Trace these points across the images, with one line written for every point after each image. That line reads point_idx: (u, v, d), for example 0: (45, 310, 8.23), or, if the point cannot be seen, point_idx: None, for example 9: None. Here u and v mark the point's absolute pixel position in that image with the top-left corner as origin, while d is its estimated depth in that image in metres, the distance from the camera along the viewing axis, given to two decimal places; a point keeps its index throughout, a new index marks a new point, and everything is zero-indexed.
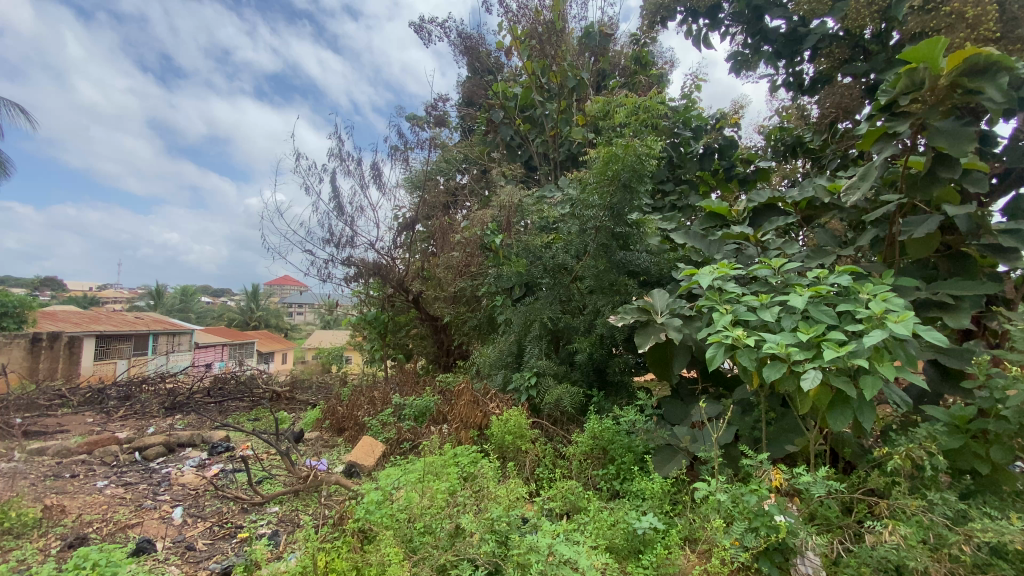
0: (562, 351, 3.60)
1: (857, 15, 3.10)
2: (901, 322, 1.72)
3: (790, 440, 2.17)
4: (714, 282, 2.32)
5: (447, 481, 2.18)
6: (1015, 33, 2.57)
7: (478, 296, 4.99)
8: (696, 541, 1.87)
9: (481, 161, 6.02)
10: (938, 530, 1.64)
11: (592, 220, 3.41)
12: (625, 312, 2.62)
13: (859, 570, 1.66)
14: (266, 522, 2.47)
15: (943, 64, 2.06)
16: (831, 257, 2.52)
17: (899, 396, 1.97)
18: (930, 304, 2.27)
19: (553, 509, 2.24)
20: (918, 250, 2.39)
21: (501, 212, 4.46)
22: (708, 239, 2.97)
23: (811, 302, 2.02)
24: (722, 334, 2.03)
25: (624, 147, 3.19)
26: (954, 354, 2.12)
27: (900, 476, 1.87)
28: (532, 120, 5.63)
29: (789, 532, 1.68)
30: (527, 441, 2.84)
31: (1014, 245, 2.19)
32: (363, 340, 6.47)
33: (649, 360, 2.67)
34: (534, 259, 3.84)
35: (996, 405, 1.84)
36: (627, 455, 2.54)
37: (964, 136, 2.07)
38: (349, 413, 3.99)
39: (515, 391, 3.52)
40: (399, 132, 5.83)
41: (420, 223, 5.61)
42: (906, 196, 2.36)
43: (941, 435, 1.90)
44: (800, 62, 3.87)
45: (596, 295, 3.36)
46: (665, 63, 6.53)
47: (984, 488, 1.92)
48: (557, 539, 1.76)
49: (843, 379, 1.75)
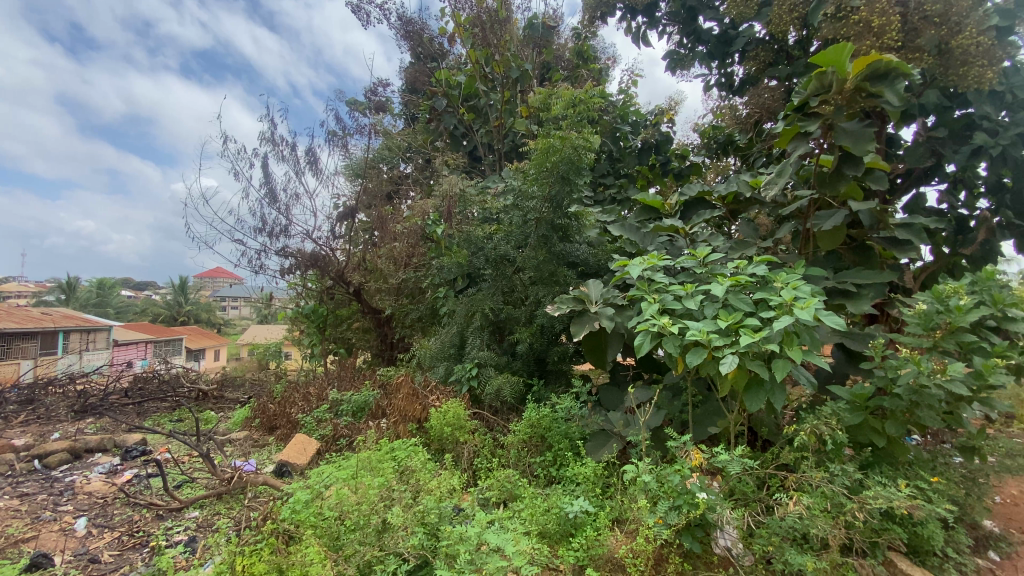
0: (504, 342, 3.61)
1: (779, 20, 3.27)
2: (807, 308, 1.85)
3: (713, 422, 2.29)
4: (645, 272, 2.41)
5: (379, 476, 2.13)
6: (915, 43, 2.79)
7: (421, 288, 4.88)
8: (624, 522, 1.92)
9: (425, 150, 5.91)
10: (837, 499, 1.80)
11: (532, 211, 3.43)
12: (561, 302, 2.66)
13: (771, 541, 1.77)
14: (183, 529, 2.32)
15: (849, 69, 2.24)
16: (752, 248, 2.67)
17: (809, 378, 2.09)
18: (836, 292, 2.46)
19: (489, 498, 2.27)
20: (827, 243, 2.59)
21: (442, 202, 4.37)
22: (641, 231, 3.07)
23: (731, 291, 2.14)
24: (649, 323, 2.11)
25: (561, 139, 3.24)
26: (857, 338, 2.30)
27: (808, 451, 2.01)
28: (475, 109, 5.57)
29: (709, 508, 1.75)
30: (466, 432, 2.82)
31: (908, 238, 2.48)
32: (300, 335, 6.17)
33: (583, 349, 2.72)
34: (475, 250, 3.78)
35: (890, 384, 2.06)
36: (563, 441, 2.61)
37: (866, 136, 2.26)
38: (281, 410, 3.82)
39: (456, 382, 3.48)
40: (337, 117, 5.59)
41: (361, 213, 5.43)
42: (818, 191, 2.54)
43: (844, 413, 2.09)
44: (730, 64, 4.06)
45: (537, 287, 3.39)
46: (608, 59, 6.68)
47: (881, 459, 2.15)
48: (489, 528, 1.77)
49: (759, 363, 1.86)
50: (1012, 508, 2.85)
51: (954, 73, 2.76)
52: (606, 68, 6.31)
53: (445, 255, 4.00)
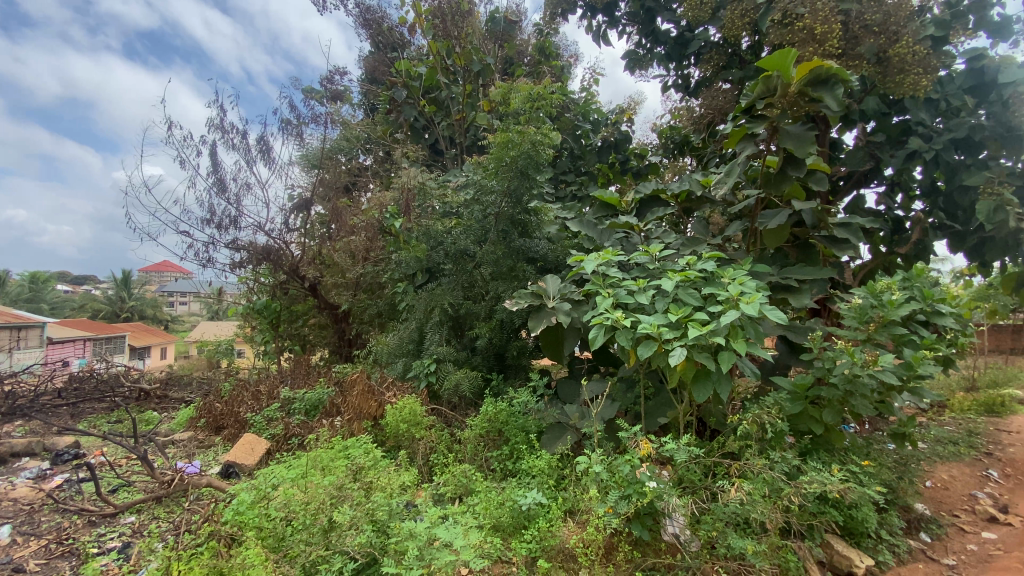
0: (464, 337, 3.58)
1: (732, 25, 3.37)
2: (751, 302, 1.93)
3: (664, 413, 2.36)
4: (600, 268, 2.44)
5: (329, 474, 2.08)
6: (855, 51, 2.93)
7: (380, 283, 4.77)
8: (577, 512, 1.95)
9: (383, 143, 5.70)
10: (777, 484, 1.88)
11: (492, 206, 3.42)
12: (519, 297, 2.67)
13: (715, 526, 1.84)
14: (118, 535, 2.19)
15: (793, 74, 2.34)
16: (703, 245, 2.76)
17: (754, 369, 2.19)
18: (780, 287, 2.58)
19: (444, 494, 2.26)
20: (772, 240, 2.70)
21: (400, 194, 4.30)
22: (599, 227, 3.10)
23: (682, 286, 2.20)
24: (603, 317, 2.14)
25: (520, 134, 3.24)
26: (799, 331, 2.42)
27: (752, 439, 2.10)
28: (437, 102, 5.48)
29: (657, 496, 1.80)
30: (422, 428, 2.78)
31: (845, 237, 2.61)
32: (252, 331, 5.93)
33: (541, 343, 2.74)
34: (434, 244, 3.70)
35: (827, 374, 2.17)
36: (520, 434, 2.62)
37: (808, 139, 2.37)
38: (229, 409, 3.66)
39: (414, 378, 3.43)
40: (291, 104, 5.37)
41: (317, 205, 5.25)
42: (764, 191, 2.65)
43: (786, 403, 2.19)
44: (686, 66, 4.17)
45: (497, 282, 3.38)
46: (570, 56, 6.73)
47: (819, 445, 2.27)
48: (440, 523, 1.77)
49: (706, 354, 1.93)
50: (939, 491, 3.06)
51: (891, 81, 2.92)
52: (568, 65, 6.35)
53: (403, 249, 3.92)
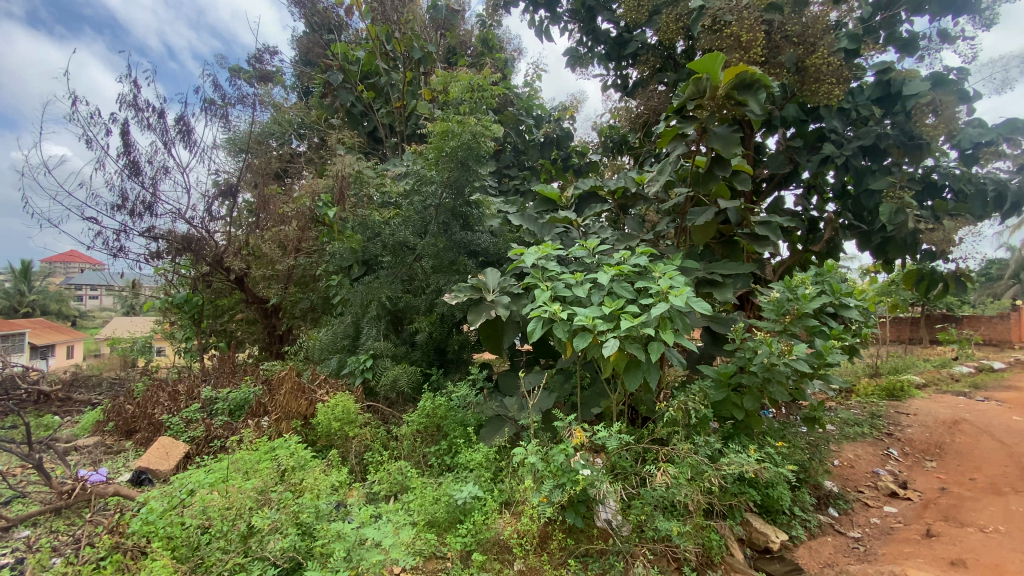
0: (403, 332, 3.50)
1: (667, 28, 3.48)
2: (679, 295, 2.02)
3: (598, 403, 2.42)
4: (539, 261, 2.46)
5: (253, 477, 1.98)
6: (777, 59, 3.12)
7: (314, 276, 4.55)
8: (512, 504, 1.95)
9: (318, 128, 5.46)
10: (700, 467, 1.99)
11: (432, 197, 3.34)
12: (458, 290, 2.63)
13: (644, 510, 1.91)
14: (4, 553, 1.95)
15: (721, 77, 2.44)
16: (637, 240, 2.85)
17: (681, 359, 2.28)
18: (706, 281, 2.71)
19: (378, 492, 2.20)
20: (700, 237, 2.83)
21: (335, 182, 4.12)
22: (539, 222, 3.14)
23: (616, 279, 2.26)
24: (541, 309, 2.17)
25: (459, 125, 3.19)
26: (723, 322, 2.56)
27: (679, 425, 2.20)
28: (376, 88, 5.29)
29: (590, 484, 1.84)
30: (356, 426, 2.69)
31: (765, 234, 2.79)
32: (171, 327, 5.47)
33: (480, 337, 2.72)
34: (371, 235, 3.56)
35: (747, 363, 2.31)
36: (458, 429, 2.60)
37: (733, 140, 2.51)
38: (142, 411, 3.36)
39: (349, 374, 3.29)
40: (215, 83, 4.99)
41: (244, 191, 4.93)
42: (693, 190, 2.78)
43: (710, 390, 2.31)
44: (625, 66, 4.28)
45: (437, 275, 3.32)
46: (514, 50, 6.73)
47: (740, 430, 2.42)
48: (369, 522, 1.74)
49: (637, 345, 1.99)
50: (846, 468, 3.36)
51: (808, 89, 3.15)
52: (511, 59, 6.34)
53: (337, 240, 3.75)
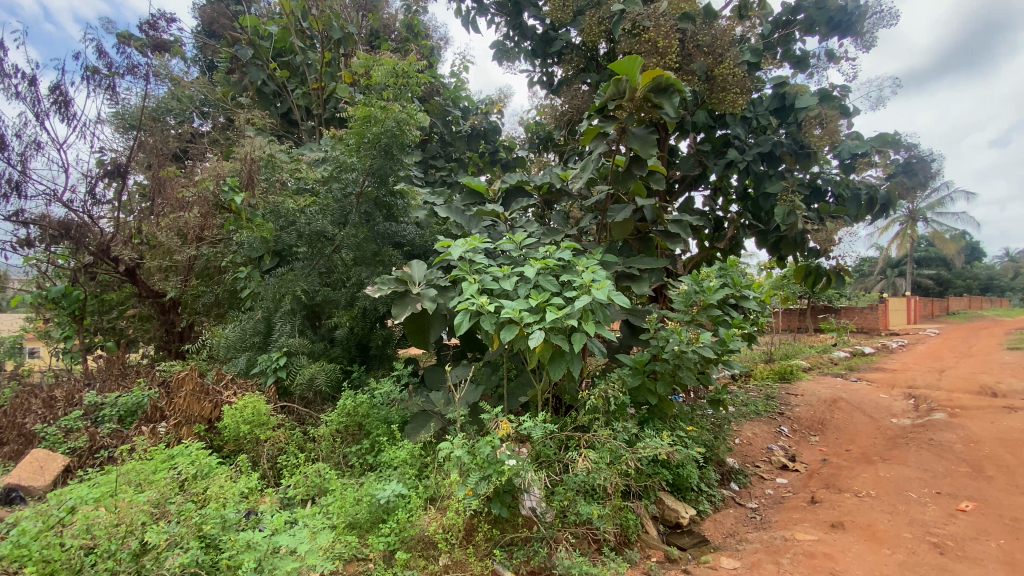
0: (321, 327, 3.32)
1: (590, 30, 3.58)
2: (601, 288, 2.10)
3: (523, 393, 2.46)
4: (466, 254, 2.45)
5: (149, 487, 1.79)
6: (689, 67, 3.33)
7: (219, 268, 4.18)
8: (438, 499, 1.92)
9: (225, 107, 5.10)
10: (618, 451, 2.08)
11: (352, 185, 3.20)
12: (382, 282, 2.53)
13: (566, 495, 1.97)
14: None
15: (639, 80, 2.56)
16: (561, 235, 2.92)
17: (601, 348, 2.39)
18: (624, 275, 2.84)
19: (294, 496, 2.08)
20: (619, 233, 2.97)
21: (242, 166, 3.81)
22: (466, 214, 3.11)
23: (542, 273, 2.31)
24: (468, 302, 2.15)
25: (382, 111, 3.07)
26: (639, 313, 2.69)
27: (599, 412, 2.29)
28: (290, 67, 4.94)
29: (515, 474, 1.86)
30: (268, 428, 2.52)
31: (677, 231, 2.97)
32: (44, 325, 4.78)
33: (405, 331, 2.65)
34: (284, 225, 3.33)
35: (661, 351, 2.46)
36: (381, 426, 2.52)
37: (649, 141, 2.64)
38: (8, 422, 2.90)
39: (261, 374, 3.07)
40: (98, 49, 4.40)
41: (137, 173, 4.41)
42: (613, 187, 2.90)
43: (627, 377, 2.44)
44: (551, 64, 4.35)
45: (359, 267, 3.18)
46: (439, 38, 6.59)
47: (654, 415, 2.57)
48: (283, 529, 1.65)
49: (561, 336, 2.04)
50: (746, 446, 3.69)
51: (716, 97, 3.38)
52: (436, 47, 6.20)
53: (244, 229, 3.45)
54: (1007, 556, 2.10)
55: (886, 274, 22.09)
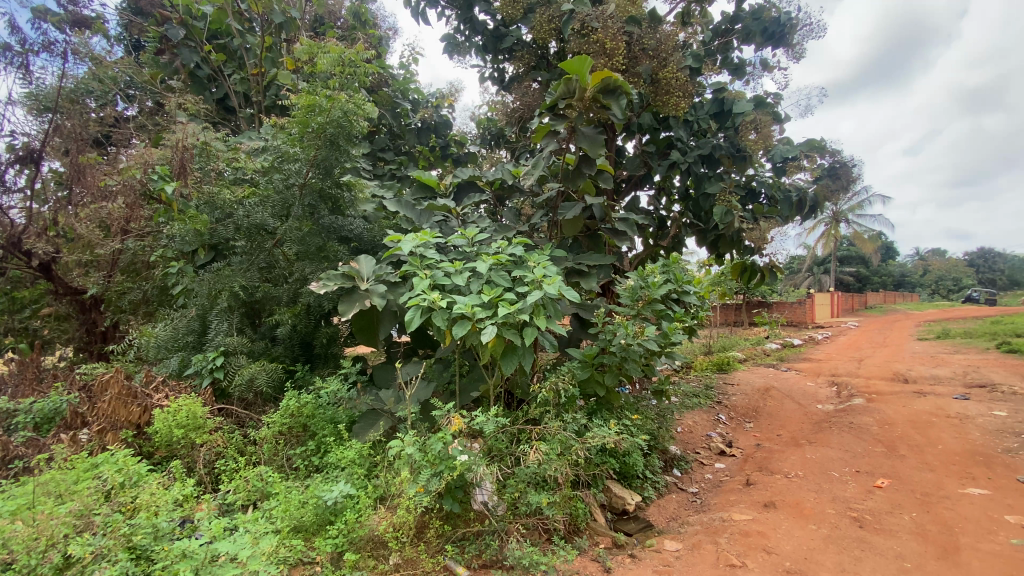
0: (261, 325, 3.17)
1: (540, 28, 3.60)
2: (552, 283, 2.14)
3: (475, 388, 2.47)
4: (416, 249, 2.41)
5: (68, 499, 1.65)
6: (634, 69, 3.43)
7: (148, 262, 3.87)
8: (388, 498, 1.89)
9: (153, 90, 4.64)
10: (569, 442, 2.13)
11: (295, 176, 3.06)
12: (327, 278, 2.44)
13: (518, 488, 2.01)
14: None
15: (589, 80, 2.59)
16: (513, 231, 2.94)
17: (552, 342, 2.42)
18: (574, 271, 2.89)
19: (235, 502, 1.99)
20: (569, 230, 3.03)
21: (173, 153, 3.54)
22: (417, 208, 3.06)
23: (494, 268, 2.31)
24: (419, 298, 2.12)
25: (327, 100, 2.96)
26: (588, 308, 2.76)
27: (550, 405, 2.33)
28: (227, 50, 4.67)
29: (467, 469, 1.86)
30: (205, 432, 2.38)
31: (624, 229, 3.07)
32: None
33: (353, 328, 2.58)
34: (220, 216, 3.15)
35: (609, 345, 2.53)
36: (328, 427, 2.44)
37: (598, 141, 2.71)
38: None
39: (196, 375, 2.89)
40: (5, 22, 3.98)
41: (51, 159, 4.02)
42: (563, 185, 2.94)
43: (577, 370, 2.49)
44: (502, 60, 4.35)
45: (303, 262, 3.06)
46: (388, 28, 6.43)
47: (602, 406, 2.65)
48: (222, 536, 1.57)
49: (513, 331, 2.06)
50: (687, 434, 3.88)
51: (660, 99, 3.51)
52: (385, 37, 6.05)
53: (175, 220, 3.23)
54: (916, 527, 2.32)
55: (813, 271, 23.78)
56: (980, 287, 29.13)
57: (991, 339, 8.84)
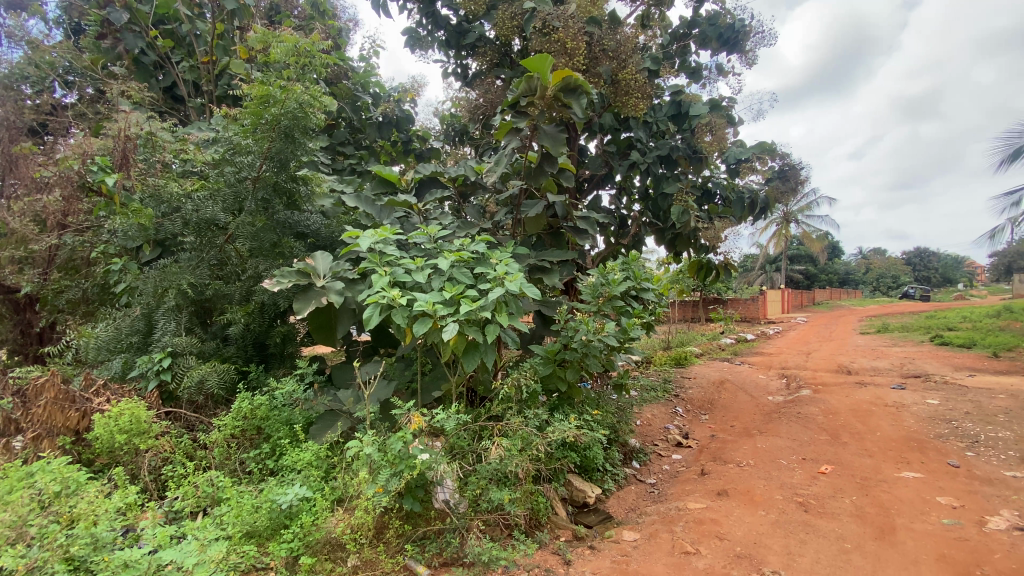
0: (212, 325, 3.03)
1: (503, 25, 3.59)
2: (514, 280, 2.15)
3: (437, 387, 2.45)
4: (376, 246, 2.36)
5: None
6: (595, 69, 3.49)
7: (88, 259, 3.64)
8: (346, 500, 1.85)
9: (93, 76, 4.37)
10: (530, 438, 2.14)
11: (248, 169, 2.95)
12: (281, 275, 2.36)
13: (479, 485, 2.00)
14: None
15: (550, 79, 2.60)
16: (475, 228, 2.93)
17: (514, 339, 2.43)
18: (536, 268, 2.91)
19: (183, 509, 1.90)
20: (532, 227, 3.05)
21: (114, 143, 3.31)
22: (377, 204, 3.00)
23: (455, 265, 2.30)
24: (379, 296, 2.07)
25: (281, 90, 2.86)
26: (551, 305, 2.78)
27: (512, 401, 2.33)
28: (175, 36, 4.44)
29: (427, 468, 1.85)
30: (151, 437, 2.26)
31: (586, 227, 3.11)
32: None
33: (310, 327, 2.51)
34: (166, 210, 2.99)
35: (570, 341, 2.56)
36: (284, 429, 2.36)
37: (559, 139, 2.74)
38: None
39: (140, 378, 2.74)
40: None
41: None
42: (525, 183, 2.96)
43: (539, 367, 2.50)
44: (465, 56, 4.33)
45: (256, 259, 2.94)
46: (348, 20, 6.28)
47: (563, 401, 2.68)
48: (168, 544, 1.50)
49: (475, 329, 2.06)
50: (646, 426, 3.99)
51: (620, 99, 3.57)
52: (345, 28, 5.90)
53: (117, 214, 3.06)
54: (856, 509, 2.47)
55: (766, 269, 24.84)
56: (915, 284, 31.18)
57: (925, 333, 9.49)
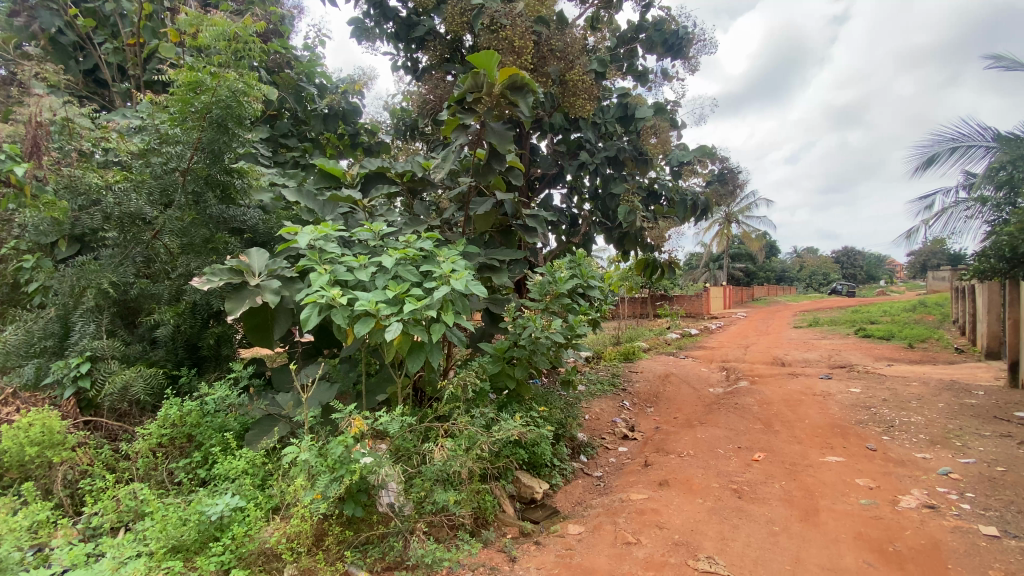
0: (138, 327, 2.83)
1: (452, 20, 3.54)
2: (459, 278, 2.13)
3: (383, 389, 2.41)
4: (315, 243, 2.27)
5: None
6: (543, 69, 3.51)
7: None
8: (283, 508, 1.78)
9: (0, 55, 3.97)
10: (476, 437, 2.13)
11: (176, 160, 2.77)
12: (212, 273, 2.22)
13: (424, 486, 1.97)
14: None
15: (496, 76, 2.59)
16: (422, 225, 2.88)
17: (461, 338, 2.41)
18: (484, 266, 2.90)
19: (102, 525, 1.77)
20: (480, 225, 3.04)
21: (24, 129, 3.03)
22: (319, 199, 2.90)
23: (400, 264, 2.25)
24: (318, 295, 1.99)
25: (212, 77, 2.70)
26: (499, 303, 2.78)
27: (459, 401, 2.31)
28: (97, 15, 4.10)
29: (369, 471, 1.80)
30: (64, 449, 2.09)
31: (534, 225, 3.13)
32: None
33: (245, 328, 2.39)
34: (84, 203, 2.77)
35: (518, 339, 2.57)
36: (217, 435, 2.24)
37: (506, 137, 2.74)
38: None
39: (54, 385, 2.52)
40: None
41: None
42: (473, 180, 2.94)
43: (487, 365, 2.49)
44: (414, 50, 4.25)
45: (187, 256, 2.77)
46: (292, 6, 6.01)
47: (512, 399, 2.69)
48: (80, 565, 1.40)
49: (420, 328, 2.02)
50: (595, 421, 4.08)
51: (568, 100, 3.61)
52: (288, 15, 5.66)
53: (26, 207, 2.79)
54: (784, 494, 2.62)
55: (710, 266, 25.98)
56: (843, 281, 33.56)
57: (850, 327, 10.24)
